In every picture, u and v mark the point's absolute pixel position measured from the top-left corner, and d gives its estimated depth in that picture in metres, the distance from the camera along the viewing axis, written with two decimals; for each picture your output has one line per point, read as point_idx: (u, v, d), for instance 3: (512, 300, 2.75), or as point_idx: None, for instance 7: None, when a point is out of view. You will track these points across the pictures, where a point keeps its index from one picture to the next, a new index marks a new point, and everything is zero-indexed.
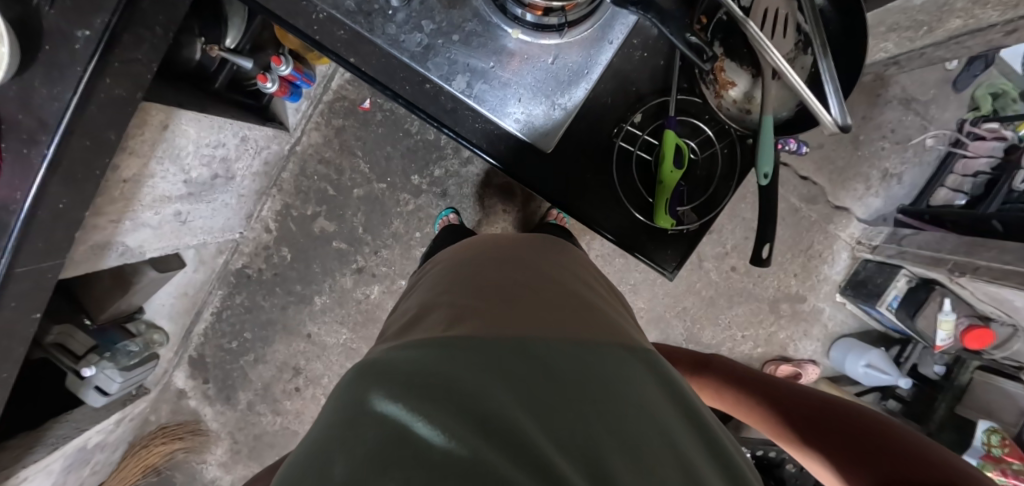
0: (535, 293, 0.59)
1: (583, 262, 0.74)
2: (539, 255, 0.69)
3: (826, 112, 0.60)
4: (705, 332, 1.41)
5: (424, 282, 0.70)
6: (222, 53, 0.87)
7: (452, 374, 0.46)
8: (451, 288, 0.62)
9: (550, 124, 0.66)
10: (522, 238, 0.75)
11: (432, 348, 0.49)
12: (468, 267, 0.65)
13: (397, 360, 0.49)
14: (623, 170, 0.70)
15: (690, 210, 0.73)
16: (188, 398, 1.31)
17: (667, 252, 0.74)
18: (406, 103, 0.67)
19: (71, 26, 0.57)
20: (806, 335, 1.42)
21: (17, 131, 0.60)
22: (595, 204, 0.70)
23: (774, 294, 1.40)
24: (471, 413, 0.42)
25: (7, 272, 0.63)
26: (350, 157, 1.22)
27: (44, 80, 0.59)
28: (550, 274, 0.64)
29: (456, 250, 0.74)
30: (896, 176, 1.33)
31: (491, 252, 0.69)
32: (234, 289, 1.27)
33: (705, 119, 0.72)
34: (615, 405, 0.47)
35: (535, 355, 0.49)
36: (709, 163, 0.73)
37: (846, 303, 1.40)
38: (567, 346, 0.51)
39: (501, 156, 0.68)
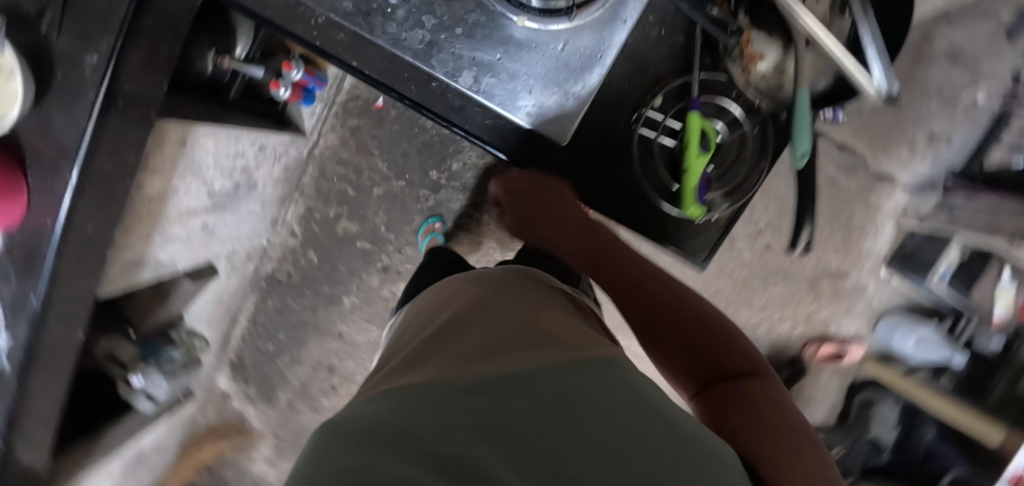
0: (515, 329, 0.56)
1: (568, 302, 0.71)
2: (505, 293, 0.65)
3: (874, 79, 0.60)
4: (741, 313, 1.35)
5: (390, 354, 0.65)
6: (234, 63, 0.90)
7: (429, 417, 0.41)
8: (428, 343, 0.58)
9: (563, 114, 0.64)
10: (501, 273, 0.72)
11: (407, 398, 0.46)
12: (433, 328, 0.62)
13: (357, 418, 0.44)
14: (648, 159, 0.68)
15: (723, 196, 0.70)
16: (233, 399, 1.37)
17: (698, 241, 0.72)
18: (412, 102, 0.66)
19: (80, 52, 0.58)
20: (850, 313, 1.37)
21: (41, 160, 0.61)
22: (607, 192, 0.69)
23: (813, 272, 1.34)
24: (432, 448, 0.36)
25: (47, 296, 0.66)
26: (367, 156, 1.21)
27: (62, 106, 0.59)
28: (516, 311, 0.60)
29: (434, 303, 0.71)
30: (944, 138, 1.19)
31: (470, 297, 0.65)
32: (265, 293, 1.30)
33: (733, 97, 0.68)
34: (586, 423, 0.41)
35: (515, 382, 0.46)
36: (739, 143, 0.70)
37: (891, 279, 1.34)
38: (548, 370, 0.48)
39: (514, 150, 0.68)
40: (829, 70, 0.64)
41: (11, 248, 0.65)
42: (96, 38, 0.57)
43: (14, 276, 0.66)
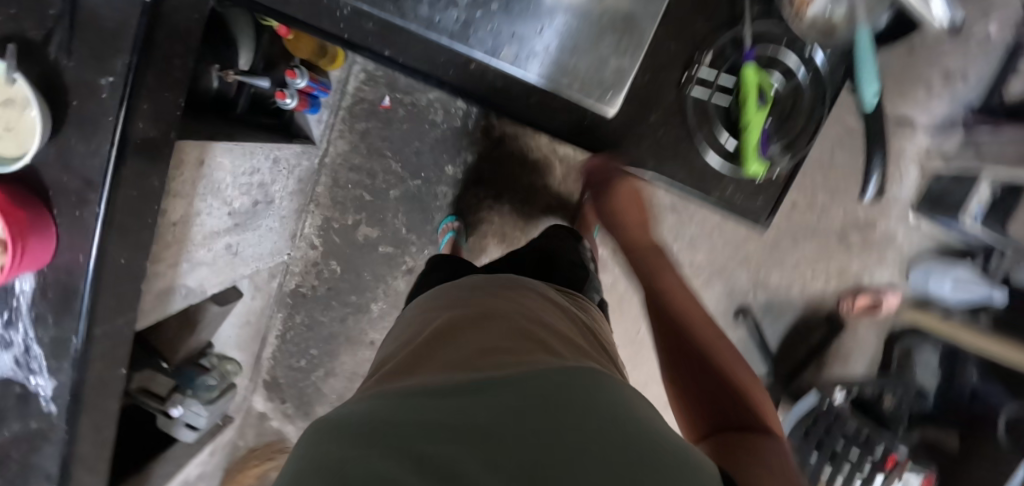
0: (510, 334, 0.54)
1: (566, 309, 0.68)
2: (500, 292, 0.64)
3: (942, 5, 0.54)
4: (772, 275, 1.35)
5: (392, 346, 0.66)
6: (238, 76, 0.84)
7: (414, 422, 0.41)
8: (425, 343, 0.57)
9: (612, 81, 0.61)
10: (502, 280, 0.70)
11: (394, 402, 0.45)
12: (430, 325, 0.62)
13: (352, 414, 0.45)
14: (705, 120, 0.67)
15: (785, 153, 0.68)
16: (270, 419, 1.35)
17: (758, 201, 0.71)
18: (454, 84, 0.69)
19: (95, 75, 0.55)
20: (881, 261, 1.33)
21: (66, 194, 0.59)
22: (648, 153, 0.71)
23: (842, 224, 1.30)
24: (413, 445, 0.37)
25: (88, 335, 0.64)
26: (381, 159, 1.20)
27: (81, 136, 0.57)
28: (509, 310, 0.59)
29: (433, 302, 0.69)
30: (960, 74, 1.18)
31: (469, 300, 0.64)
32: (292, 310, 1.29)
33: (788, 44, 0.65)
34: (565, 412, 0.40)
35: (503, 386, 0.44)
36: (795, 95, 0.67)
37: (920, 224, 1.30)
38: (538, 373, 0.46)
39: (559, 119, 0.69)
40: (886, 1, 0.57)
41: (47, 290, 0.63)
42: (110, 60, 0.55)
43: (52, 317, 0.64)
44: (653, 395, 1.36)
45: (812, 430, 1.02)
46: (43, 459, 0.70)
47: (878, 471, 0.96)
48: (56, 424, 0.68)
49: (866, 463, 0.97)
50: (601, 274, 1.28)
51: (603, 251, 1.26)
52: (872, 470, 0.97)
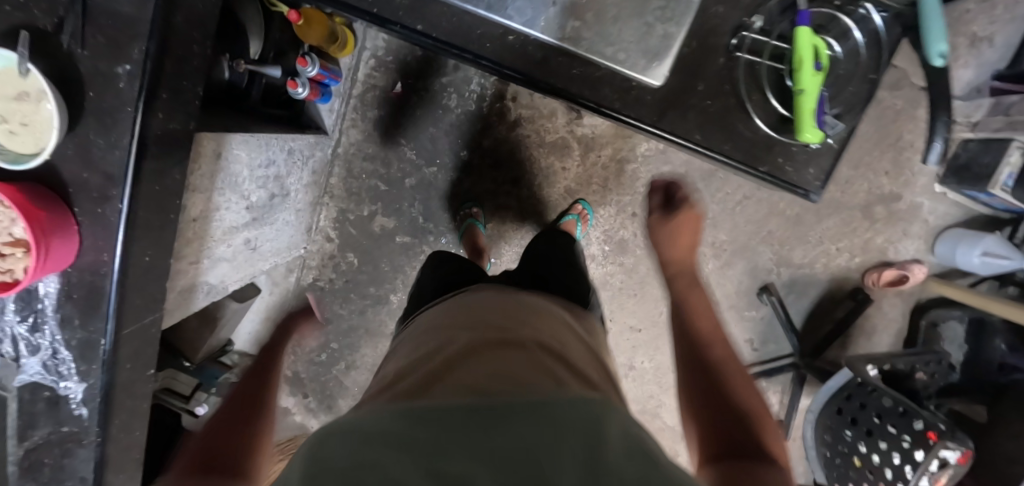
0: (521, 357, 0.50)
1: (576, 328, 0.63)
2: (514, 308, 0.61)
3: None
4: (796, 252, 1.29)
5: (400, 348, 0.63)
6: (250, 66, 0.81)
7: (417, 444, 0.37)
8: (427, 358, 0.54)
9: (652, 49, 0.64)
10: (509, 296, 0.65)
11: (394, 417, 0.42)
12: (441, 330, 0.59)
13: (363, 418, 0.43)
14: (754, 86, 0.68)
15: (838, 121, 0.69)
16: (293, 413, 1.34)
17: (809, 171, 0.71)
18: (491, 60, 0.66)
19: (111, 64, 0.53)
20: (906, 235, 1.29)
21: (86, 191, 0.56)
22: (682, 124, 0.69)
23: (866, 198, 1.27)
24: (426, 467, 0.35)
25: (116, 336, 0.63)
26: (395, 147, 1.18)
27: (98, 129, 0.54)
28: (522, 328, 0.56)
29: (436, 315, 0.65)
30: (986, 39, 1.16)
31: (474, 315, 0.59)
32: (311, 304, 1.27)
33: (843, 9, 0.68)
34: (586, 450, 0.37)
35: (513, 414, 0.40)
36: (851, 59, 0.69)
37: (947, 194, 1.27)
38: (552, 402, 0.42)
39: (603, 96, 0.68)
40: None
41: (72, 291, 0.61)
42: (126, 47, 0.52)
43: (78, 320, 0.63)
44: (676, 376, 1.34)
45: (846, 407, 1.01)
46: (75, 465, 0.68)
47: (917, 446, 0.91)
48: (88, 429, 0.66)
49: (903, 438, 0.92)
50: (622, 257, 1.26)
51: (624, 233, 1.24)
52: (911, 446, 0.91)
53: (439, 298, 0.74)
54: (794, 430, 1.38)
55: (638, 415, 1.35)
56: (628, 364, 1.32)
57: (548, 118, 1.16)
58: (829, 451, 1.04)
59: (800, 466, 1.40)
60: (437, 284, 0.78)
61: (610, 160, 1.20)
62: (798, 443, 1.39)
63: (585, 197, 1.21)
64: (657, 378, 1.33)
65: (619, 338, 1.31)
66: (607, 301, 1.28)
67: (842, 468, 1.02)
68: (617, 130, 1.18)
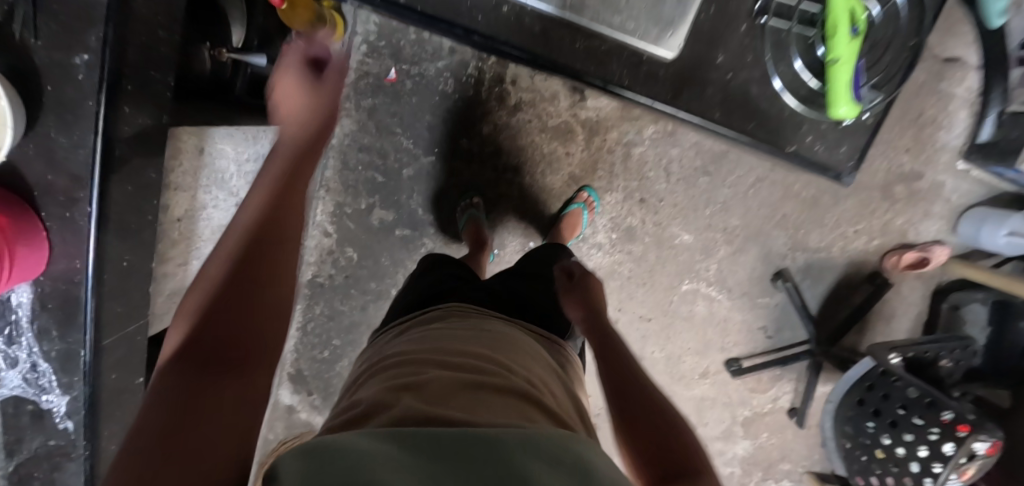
0: (495, 392, 0.47)
1: (549, 365, 0.60)
2: (497, 344, 0.57)
3: None
4: (812, 236, 1.23)
5: (355, 376, 0.56)
6: (232, 54, 0.76)
7: (394, 465, 0.32)
8: (394, 381, 0.48)
9: (658, 21, 0.71)
10: (480, 326, 0.61)
11: (376, 441, 0.36)
12: (412, 354, 0.53)
13: (339, 441, 0.36)
14: (780, 53, 0.73)
15: (874, 95, 0.75)
16: (298, 411, 1.30)
17: (842, 148, 0.77)
18: (487, 35, 0.72)
19: (68, 54, 0.48)
20: (927, 216, 1.23)
21: (52, 194, 0.52)
22: (698, 98, 0.74)
23: (885, 178, 1.21)
24: None
25: (96, 346, 0.59)
26: (391, 137, 1.13)
27: (59, 127, 0.50)
28: (506, 369, 0.52)
29: (397, 341, 0.59)
30: None
31: (444, 342, 0.55)
32: (311, 301, 1.24)
33: None
34: None
35: (499, 443, 0.37)
36: (888, 31, 0.73)
37: (970, 171, 1.21)
38: (535, 436, 0.39)
39: (612, 69, 0.73)
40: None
41: (47, 300, 0.58)
42: (83, 34, 0.48)
43: (56, 331, 0.58)
44: (689, 366, 1.29)
45: (868, 398, 0.96)
46: (65, 480, 0.63)
47: (945, 438, 0.85)
48: (75, 442, 0.62)
49: (930, 430, 0.87)
50: (630, 245, 1.21)
51: (632, 220, 1.19)
52: (939, 438, 0.86)
53: (399, 324, 0.67)
54: (810, 419, 1.34)
55: None
56: (638, 355, 1.28)
57: (550, 101, 1.11)
58: (850, 443, 1.00)
59: (817, 455, 1.35)
60: (422, 288, 0.74)
61: (616, 143, 1.14)
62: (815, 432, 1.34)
63: (590, 184, 1.17)
64: (668, 368, 1.29)
65: (629, 328, 1.26)
66: (615, 291, 1.24)
67: (864, 459, 0.98)
68: (623, 112, 1.13)
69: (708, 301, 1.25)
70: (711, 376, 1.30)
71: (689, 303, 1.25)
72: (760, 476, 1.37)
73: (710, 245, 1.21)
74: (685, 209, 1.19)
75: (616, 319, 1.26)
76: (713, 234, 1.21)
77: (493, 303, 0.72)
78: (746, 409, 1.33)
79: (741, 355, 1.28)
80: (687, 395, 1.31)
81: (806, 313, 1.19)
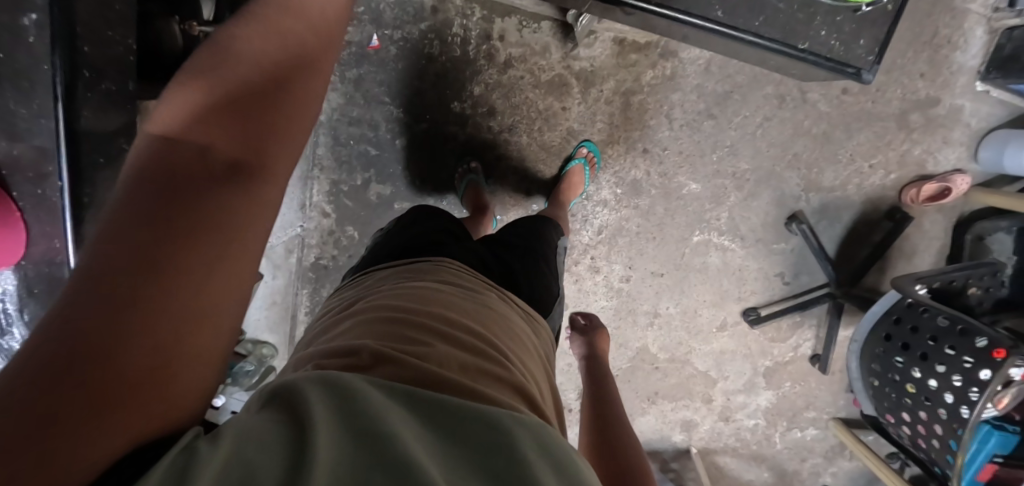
0: (496, 379, 0.45)
1: (537, 351, 0.58)
2: (497, 319, 0.55)
3: None
4: (826, 175, 1.18)
5: (337, 318, 0.53)
6: (205, 28, 0.71)
7: (425, 454, 0.31)
8: (393, 336, 0.45)
9: None
10: (475, 294, 0.58)
11: (392, 411, 0.34)
12: (407, 305, 0.50)
13: (355, 398, 0.34)
14: None
15: None
16: None
17: (862, 42, 0.75)
18: None
19: (13, 14, 0.47)
20: (947, 143, 1.17)
21: (21, 171, 0.50)
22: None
23: (901, 106, 1.15)
24: None
25: None
26: (380, 106, 1.09)
27: (17, 97, 0.48)
28: (501, 349, 0.50)
29: (382, 289, 0.56)
30: None
31: (440, 306, 0.52)
32: (317, 284, 1.17)
33: None
34: None
35: (511, 434, 0.36)
36: None
37: (990, 92, 1.15)
38: (543, 430, 0.39)
39: None
40: None
41: (32, 286, 0.54)
42: None
43: None
44: (708, 319, 1.25)
45: (895, 333, 0.93)
46: None
47: (981, 365, 0.81)
48: None
49: (963, 359, 0.83)
50: (636, 199, 1.17)
51: (636, 173, 1.15)
52: (974, 366, 0.82)
53: (381, 271, 0.63)
54: (835, 364, 1.31)
55: (668, 364, 1.28)
56: (653, 312, 1.24)
57: (541, 54, 1.08)
58: (878, 381, 0.97)
59: (841, 401, 1.34)
60: (405, 242, 0.69)
61: (613, 93, 1.10)
62: (839, 377, 1.31)
63: (589, 138, 1.13)
64: (684, 322, 1.25)
65: (641, 286, 1.22)
66: (625, 247, 1.19)
67: (894, 397, 0.95)
68: (619, 60, 1.08)
69: (721, 251, 1.21)
70: (730, 328, 1.26)
71: (701, 254, 1.20)
72: (785, 426, 1.34)
73: (720, 193, 1.17)
74: (691, 157, 1.15)
75: (627, 277, 1.21)
76: (722, 181, 1.16)
77: (484, 268, 0.66)
78: (767, 358, 1.29)
79: (759, 304, 1.24)
80: (705, 350, 1.27)
81: (824, 255, 1.14)
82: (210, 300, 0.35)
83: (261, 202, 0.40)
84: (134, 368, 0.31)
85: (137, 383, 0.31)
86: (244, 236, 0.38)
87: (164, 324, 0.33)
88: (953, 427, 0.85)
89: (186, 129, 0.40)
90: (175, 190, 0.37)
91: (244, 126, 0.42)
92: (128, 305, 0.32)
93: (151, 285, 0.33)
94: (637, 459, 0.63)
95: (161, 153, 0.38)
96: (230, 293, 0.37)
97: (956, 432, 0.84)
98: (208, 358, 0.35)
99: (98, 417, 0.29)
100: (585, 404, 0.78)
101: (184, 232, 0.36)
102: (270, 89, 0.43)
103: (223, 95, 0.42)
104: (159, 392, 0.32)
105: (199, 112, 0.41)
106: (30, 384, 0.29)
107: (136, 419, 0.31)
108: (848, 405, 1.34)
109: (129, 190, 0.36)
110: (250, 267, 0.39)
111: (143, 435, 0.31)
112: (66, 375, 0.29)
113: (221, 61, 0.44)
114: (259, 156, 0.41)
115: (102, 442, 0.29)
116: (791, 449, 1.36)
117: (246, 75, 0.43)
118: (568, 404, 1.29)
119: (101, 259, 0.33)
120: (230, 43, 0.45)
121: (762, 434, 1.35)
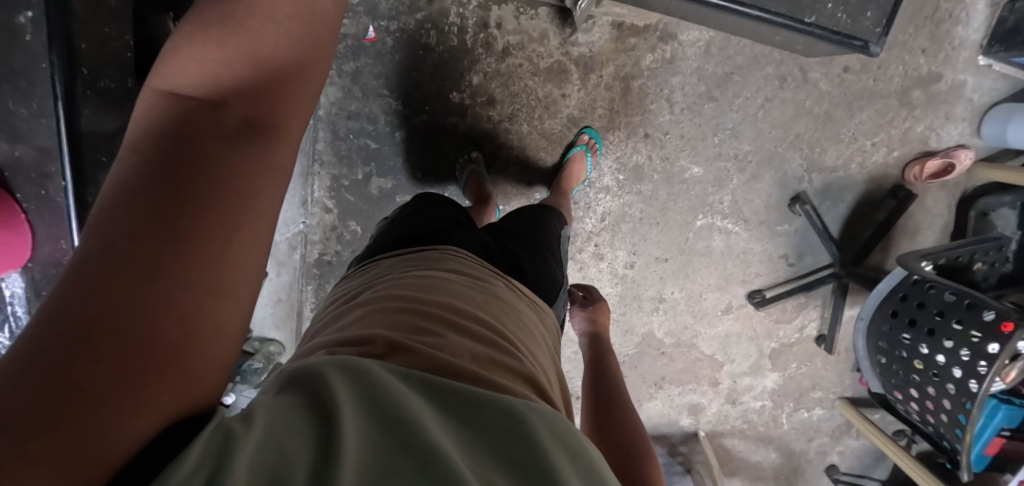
0: (507, 367, 0.45)
1: (544, 340, 0.58)
2: (504, 309, 0.55)
3: None
4: (828, 154, 1.17)
5: (345, 307, 0.53)
6: None
7: (448, 442, 0.31)
8: (405, 325, 0.45)
9: None
10: (482, 283, 0.58)
11: (410, 398, 0.34)
12: (417, 293, 0.50)
13: (375, 387, 0.34)
14: None
15: None
16: None
17: (867, 16, 0.75)
18: None
19: (9, 12, 0.46)
20: (949, 119, 1.16)
21: (23, 172, 0.50)
22: None
23: (903, 83, 1.14)
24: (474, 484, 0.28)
25: None
26: (379, 99, 1.08)
27: (15, 97, 0.48)
28: (510, 338, 0.50)
29: (389, 279, 0.56)
30: None
31: (450, 296, 0.51)
32: (322, 280, 1.17)
33: None
34: None
35: (525, 423, 0.35)
36: None
37: (992, 66, 1.13)
38: (557, 418, 0.39)
39: None
40: None
41: (39, 288, 0.54)
42: None
43: None
44: (712, 304, 1.25)
45: (902, 309, 0.93)
46: None
47: (989, 339, 0.81)
48: None
49: (971, 333, 0.83)
50: (639, 185, 1.16)
51: (638, 158, 1.15)
52: (982, 340, 0.82)
53: (386, 261, 0.63)
54: (839, 344, 1.32)
55: (674, 349, 1.28)
56: (658, 297, 1.24)
57: (539, 41, 1.07)
58: (885, 358, 0.97)
59: (848, 380, 1.34)
60: (409, 231, 0.68)
61: (613, 78, 1.09)
62: (844, 356, 1.32)
63: (590, 125, 1.12)
64: (689, 307, 1.25)
65: (646, 272, 1.22)
66: (628, 233, 1.19)
67: (902, 374, 0.95)
68: (618, 44, 1.07)
69: (724, 234, 1.20)
70: (735, 311, 1.26)
71: (705, 238, 1.20)
72: (792, 407, 1.35)
73: (722, 175, 1.17)
74: (693, 140, 1.14)
75: (632, 263, 1.21)
76: (724, 163, 1.16)
77: (488, 256, 0.66)
78: (773, 340, 1.29)
79: (763, 286, 1.24)
80: (711, 334, 1.28)
81: (828, 235, 1.14)
82: (231, 266, 0.36)
83: (275, 168, 0.41)
84: (164, 337, 0.32)
85: (165, 355, 0.32)
86: (259, 210, 0.38)
87: (189, 290, 0.33)
88: (961, 400, 0.85)
89: (202, 91, 0.41)
90: (189, 152, 0.37)
91: (257, 97, 0.42)
92: (150, 278, 0.33)
93: (171, 254, 0.34)
94: (637, 442, 0.63)
95: (177, 116, 0.39)
96: (249, 263, 0.37)
97: (964, 406, 0.85)
98: (233, 329, 0.36)
99: (131, 391, 0.30)
100: (585, 381, 0.77)
101: (201, 197, 0.36)
102: (283, 59, 0.44)
103: (237, 62, 0.42)
104: (188, 364, 0.33)
105: (210, 73, 0.41)
106: (56, 356, 0.29)
107: (167, 389, 0.31)
108: (854, 384, 1.34)
109: (145, 154, 0.37)
110: (267, 235, 0.39)
111: (174, 411, 0.32)
112: (95, 341, 0.30)
113: (229, 20, 0.44)
114: (272, 118, 0.42)
115: (139, 414, 0.30)
116: (798, 430, 1.37)
117: (260, 45, 0.43)
118: (575, 391, 1.29)
119: (120, 225, 0.34)
120: (241, 9, 0.44)
121: (768, 415, 1.36)
